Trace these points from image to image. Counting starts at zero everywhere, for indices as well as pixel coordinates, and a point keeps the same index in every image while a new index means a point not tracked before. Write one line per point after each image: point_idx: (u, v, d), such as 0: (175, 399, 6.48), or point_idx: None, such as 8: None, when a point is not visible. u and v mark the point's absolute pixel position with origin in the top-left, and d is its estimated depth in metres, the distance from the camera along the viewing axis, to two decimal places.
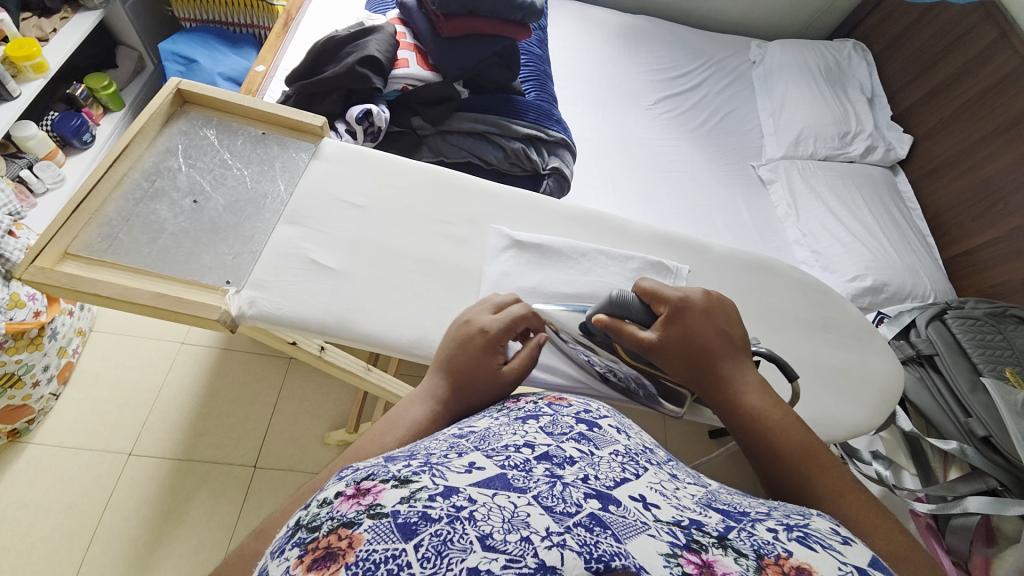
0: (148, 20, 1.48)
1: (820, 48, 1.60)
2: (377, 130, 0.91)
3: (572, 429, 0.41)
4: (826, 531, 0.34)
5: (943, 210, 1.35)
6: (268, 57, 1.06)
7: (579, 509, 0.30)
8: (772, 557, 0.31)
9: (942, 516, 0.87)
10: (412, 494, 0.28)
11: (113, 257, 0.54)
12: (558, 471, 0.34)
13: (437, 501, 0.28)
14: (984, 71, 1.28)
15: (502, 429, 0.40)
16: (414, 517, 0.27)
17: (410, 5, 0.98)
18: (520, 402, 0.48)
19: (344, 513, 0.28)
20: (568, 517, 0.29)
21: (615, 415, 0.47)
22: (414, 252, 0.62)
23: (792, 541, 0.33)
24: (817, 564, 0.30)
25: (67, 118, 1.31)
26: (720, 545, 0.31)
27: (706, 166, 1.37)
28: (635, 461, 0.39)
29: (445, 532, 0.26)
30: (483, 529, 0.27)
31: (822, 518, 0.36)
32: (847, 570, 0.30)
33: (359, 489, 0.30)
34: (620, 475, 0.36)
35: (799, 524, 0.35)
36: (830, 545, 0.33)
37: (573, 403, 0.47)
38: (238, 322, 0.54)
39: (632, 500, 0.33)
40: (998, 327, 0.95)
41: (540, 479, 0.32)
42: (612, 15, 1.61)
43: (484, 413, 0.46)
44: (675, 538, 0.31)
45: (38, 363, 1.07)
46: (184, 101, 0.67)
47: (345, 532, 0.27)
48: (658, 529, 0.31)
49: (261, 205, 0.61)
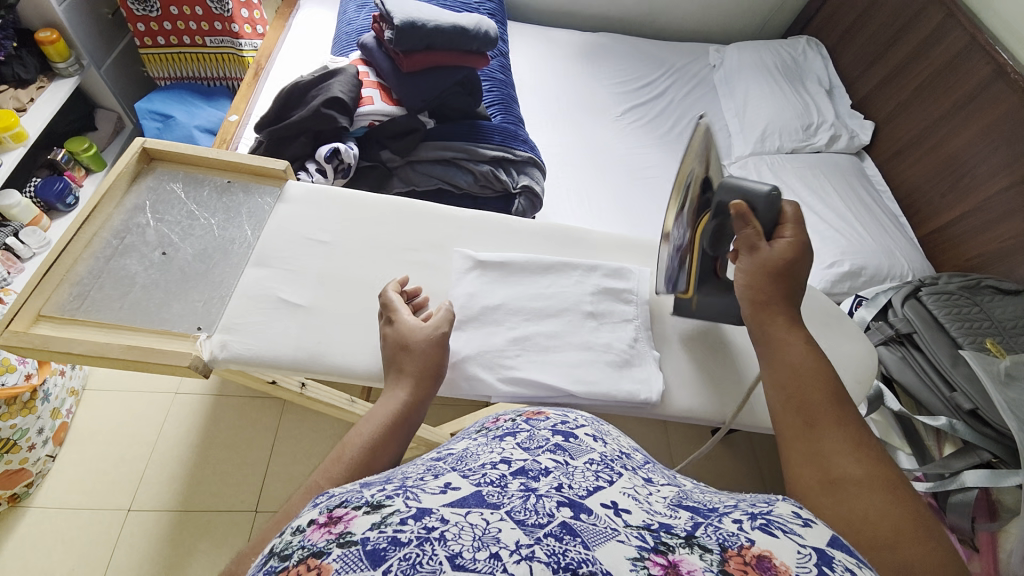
0: (123, 82, 1.54)
1: (775, 47, 1.65)
2: (347, 166, 0.94)
3: (548, 441, 0.41)
4: (787, 514, 0.35)
5: (912, 189, 1.37)
6: (241, 107, 1.11)
7: (551, 519, 0.31)
8: (736, 549, 0.31)
9: (941, 493, 0.86)
10: (383, 520, 0.29)
11: (85, 314, 0.55)
12: (533, 484, 0.34)
13: (407, 525, 0.29)
14: (936, 51, 1.31)
15: (479, 449, 0.40)
16: (383, 543, 0.28)
17: (370, 45, 1.02)
18: (501, 419, 0.48)
19: (315, 541, 0.29)
20: (539, 528, 0.30)
21: (593, 423, 0.48)
22: (382, 281, 0.63)
23: (754, 529, 0.33)
24: (776, 550, 0.31)
25: (49, 183, 1.35)
26: (687, 544, 0.31)
27: (678, 170, 1.40)
28: (609, 467, 0.39)
29: (414, 556, 0.27)
30: (452, 548, 0.28)
31: (785, 502, 0.37)
32: (805, 552, 0.31)
33: (331, 517, 0.30)
34: (594, 484, 0.36)
35: (762, 511, 0.35)
36: (790, 528, 0.33)
37: (551, 415, 0.47)
38: (212, 366, 0.55)
39: (604, 507, 0.33)
40: (974, 300, 0.96)
41: (514, 493, 0.33)
42: (573, 35, 1.66)
43: (466, 435, 0.47)
44: (644, 542, 0.31)
45: (32, 427, 1.07)
46: (151, 158, 0.69)
47: (315, 562, 0.27)
48: (627, 534, 0.31)
49: (228, 250, 0.62)
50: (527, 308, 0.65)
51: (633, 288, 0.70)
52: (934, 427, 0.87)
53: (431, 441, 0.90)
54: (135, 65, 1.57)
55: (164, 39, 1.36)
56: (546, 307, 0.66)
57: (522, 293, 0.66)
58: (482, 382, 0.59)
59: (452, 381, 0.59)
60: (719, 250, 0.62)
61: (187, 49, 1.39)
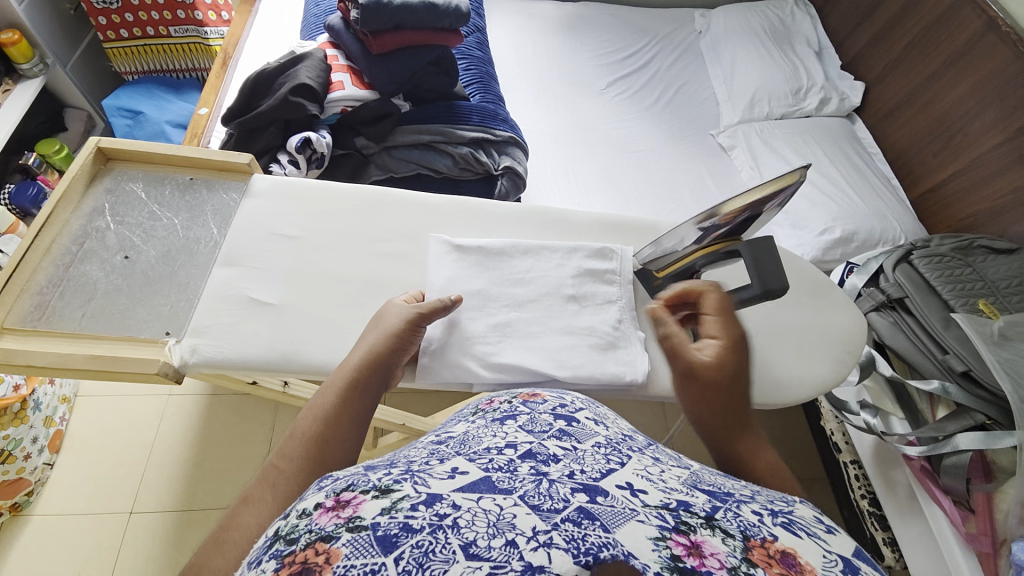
0: (89, 78, 1.49)
1: (762, 9, 1.59)
2: (320, 156, 0.91)
3: (552, 426, 0.41)
4: (810, 518, 0.33)
5: (904, 150, 1.34)
6: (210, 99, 1.07)
7: (566, 504, 0.30)
8: (759, 539, 0.30)
9: (935, 457, 0.84)
10: (393, 505, 0.28)
11: (47, 325, 0.54)
12: (543, 468, 0.34)
13: (419, 511, 0.27)
14: (926, 5, 1.27)
15: (481, 432, 0.40)
16: (394, 529, 0.26)
17: (337, 27, 0.97)
18: (495, 400, 0.48)
19: (323, 525, 0.27)
20: (554, 514, 0.29)
21: (591, 406, 0.48)
22: (357, 275, 0.61)
23: (776, 525, 0.31)
24: (802, 549, 0.29)
25: (23, 188, 1.32)
26: (708, 525, 0.30)
27: (666, 142, 1.37)
28: (618, 450, 0.38)
29: (427, 543, 0.26)
30: (466, 537, 0.26)
31: (804, 505, 0.35)
32: (831, 558, 0.29)
33: (339, 501, 0.29)
34: (607, 466, 0.35)
35: (783, 510, 0.34)
36: (814, 532, 0.31)
37: (547, 398, 0.47)
38: (183, 371, 0.54)
39: (619, 488, 0.32)
40: (967, 261, 0.95)
41: (526, 478, 0.32)
42: (553, 6, 1.60)
43: (462, 418, 0.46)
44: (664, 521, 0.29)
45: (26, 436, 1.07)
46: (108, 158, 0.66)
47: (323, 546, 0.26)
48: (646, 514, 0.30)
49: (194, 251, 0.60)
50: (508, 294, 0.64)
51: (617, 269, 0.68)
52: (927, 391, 0.87)
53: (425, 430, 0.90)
54: (101, 61, 1.52)
55: (127, 32, 1.31)
56: (527, 292, 0.64)
57: (503, 278, 0.64)
58: (464, 370, 0.58)
59: (432, 369, 0.58)
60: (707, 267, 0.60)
61: (152, 41, 1.34)
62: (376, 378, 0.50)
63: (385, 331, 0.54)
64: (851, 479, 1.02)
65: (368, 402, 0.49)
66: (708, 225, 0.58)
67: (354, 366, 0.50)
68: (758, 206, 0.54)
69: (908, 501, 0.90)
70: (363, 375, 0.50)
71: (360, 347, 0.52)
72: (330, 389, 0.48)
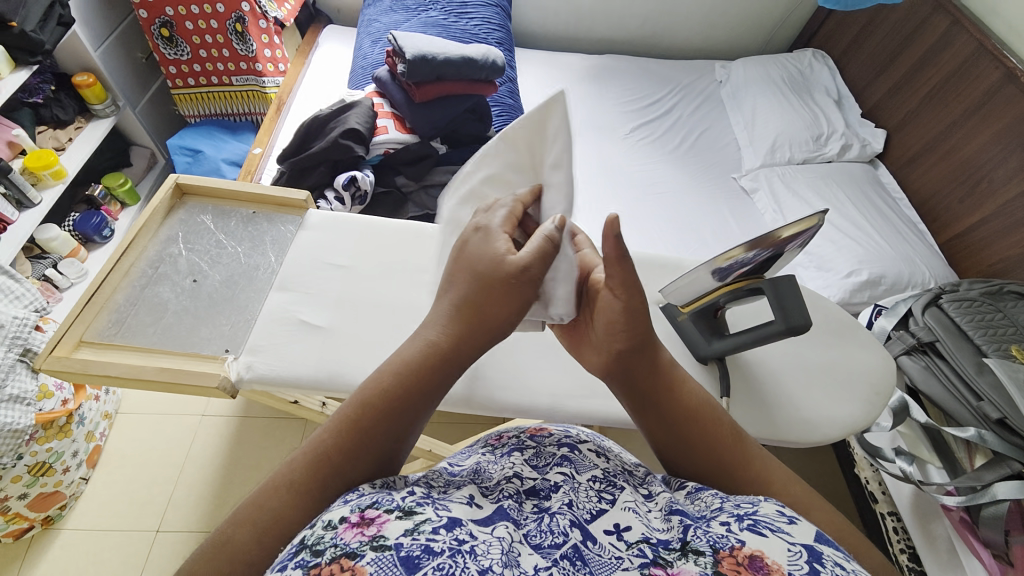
0: (154, 120, 1.64)
1: (781, 61, 1.66)
2: (363, 193, 0.98)
3: (556, 455, 0.43)
4: (773, 513, 0.34)
5: (928, 196, 1.35)
6: (264, 140, 1.17)
7: (565, 539, 0.33)
8: (728, 549, 0.31)
9: (973, 507, 0.81)
10: (415, 527, 0.30)
11: (122, 339, 0.59)
12: (545, 503, 0.37)
13: (440, 534, 0.30)
14: (944, 57, 1.31)
15: (492, 464, 0.43)
16: (417, 551, 0.28)
17: (384, 78, 1.06)
18: (506, 435, 0.49)
19: (348, 541, 0.30)
20: (555, 550, 0.32)
21: (596, 439, 0.49)
22: (398, 303, 0.66)
23: (743, 530, 0.33)
24: (767, 549, 0.31)
25: (88, 217, 1.44)
26: (683, 554, 0.32)
27: (688, 184, 1.41)
28: (611, 483, 0.40)
29: (447, 565, 0.28)
30: (482, 563, 0.29)
31: (770, 501, 0.35)
32: (794, 550, 0.30)
33: (364, 518, 0.31)
34: (597, 506, 0.37)
35: (748, 512, 0.34)
36: (778, 527, 0.32)
37: (554, 430, 0.48)
38: (238, 387, 0.58)
39: (607, 533, 0.35)
40: (997, 306, 0.94)
41: (529, 515, 0.36)
42: (580, 59, 1.71)
43: (474, 452, 0.49)
44: (644, 557, 0.32)
45: (67, 450, 1.12)
46: (183, 193, 0.74)
47: (348, 562, 0.28)
48: (629, 556, 0.33)
49: (253, 276, 0.67)
50: None
51: None
52: (962, 438, 0.84)
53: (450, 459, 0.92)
54: (166, 105, 1.68)
55: (194, 80, 1.46)
56: None
57: None
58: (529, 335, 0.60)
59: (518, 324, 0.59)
60: (733, 301, 0.62)
61: (215, 88, 1.48)
62: (443, 372, 0.43)
63: (466, 299, 0.44)
64: (888, 532, 0.96)
65: (434, 389, 0.43)
66: (731, 264, 0.58)
67: (422, 344, 0.44)
68: (780, 246, 0.55)
69: (948, 557, 0.86)
70: (433, 353, 0.43)
71: (435, 320, 0.45)
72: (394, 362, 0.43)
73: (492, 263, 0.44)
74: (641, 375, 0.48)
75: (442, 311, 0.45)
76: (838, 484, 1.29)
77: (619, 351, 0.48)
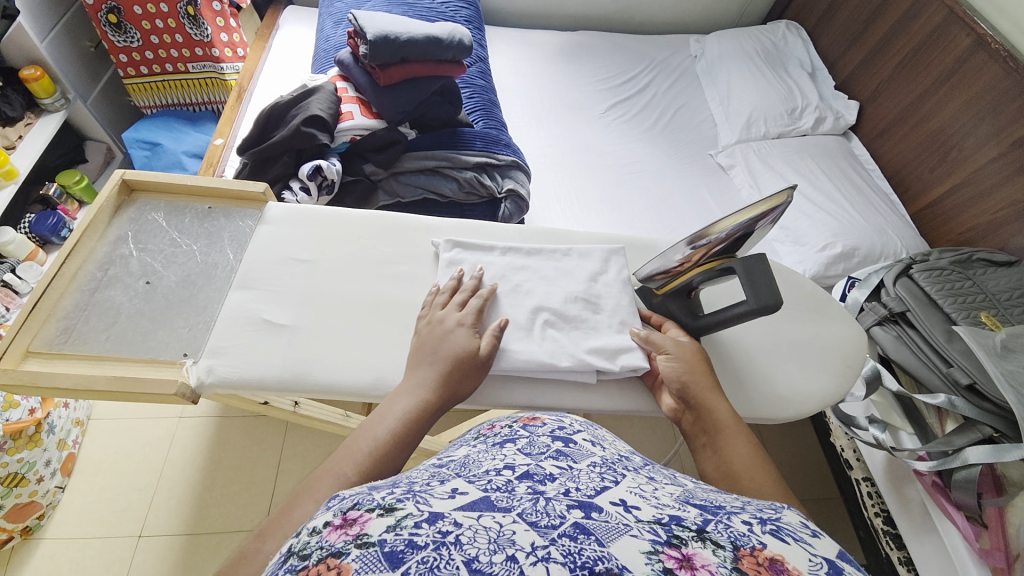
0: (108, 113, 1.56)
1: (755, 34, 1.65)
2: (330, 183, 0.94)
3: (549, 447, 0.42)
4: (797, 523, 0.34)
5: (901, 166, 1.37)
6: (225, 130, 1.12)
7: (563, 520, 0.31)
8: (749, 548, 0.31)
9: (944, 471, 0.83)
10: (397, 522, 0.29)
11: (72, 348, 0.56)
12: (540, 487, 0.35)
13: (423, 528, 0.28)
14: (915, 26, 1.31)
15: (481, 456, 0.42)
16: (400, 545, 0.27)
17: (347, 61, 1.02)
18: (496, 426, 0.49)
19: (332, 542, 0.28)
20: (553, 528, 0.30)
21: (589, 428, 0.48)
22: (368, 296, 0.64)
23: (765, 533, 0.33)
24: (790, 555, 0.31)
25: (43, 217, 1.37)
26: (699, 538, 0.31)
27: (665, 162, 1.40)
28: (612, 469, 0.40)
29: (431, 559, 0.27)
30: (469, 553, 0.27)
31: (792, 511, 0.36)
32: (816, 561, 0.30)
33: (346, 518, 0.30)
34: (601, 484, 0.37)
35: (771, 517, 0.35)
36: (801, 537, 0.33)
37: (547, 421, 0.48)
38: (199, 392, 0.56)
39: (613, 505, 0.34)
40: (966, 274, 0.96)
41: (523, 497, 0.33)
42: (553, 36, 1.67)
43: (463, 443, 0.48)
44: (657, 535, 0.31)
45: (40, 460, 1.08)
46: (132, 190, 0.70)
47: (334, 561, 0.27)
48: (640, 529, 0.31)
49: (212, 275, 0.64)
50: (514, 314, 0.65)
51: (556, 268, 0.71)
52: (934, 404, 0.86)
53: (431, 451, 0.92)
54: (120, 96, 1.60)
55: (147, 69, 1.38)
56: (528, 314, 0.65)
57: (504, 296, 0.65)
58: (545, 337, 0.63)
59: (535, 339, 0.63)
60: (705, 281, 0.61)
61: (170, 77, 1.40)
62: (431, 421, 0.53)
63: (449, 364, 0.55)
64: (863, 497, 1.00)
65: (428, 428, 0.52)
66: (701, 241, 0.59)
67: (414, 397, 0.53)
68: (750, 223, 0.55)
69: (921, 517, 0.88)
70: (425, 406, 0.52)
71: (422, 377, 0.54)
72: (392, 414, 0.51)
73: (471, 351, 0.56)
74: (708, 421, 0.56)
75: (428, 373, 0.54)
76: (815, 453, 1.32)
77: (682, 384, 0.59)
